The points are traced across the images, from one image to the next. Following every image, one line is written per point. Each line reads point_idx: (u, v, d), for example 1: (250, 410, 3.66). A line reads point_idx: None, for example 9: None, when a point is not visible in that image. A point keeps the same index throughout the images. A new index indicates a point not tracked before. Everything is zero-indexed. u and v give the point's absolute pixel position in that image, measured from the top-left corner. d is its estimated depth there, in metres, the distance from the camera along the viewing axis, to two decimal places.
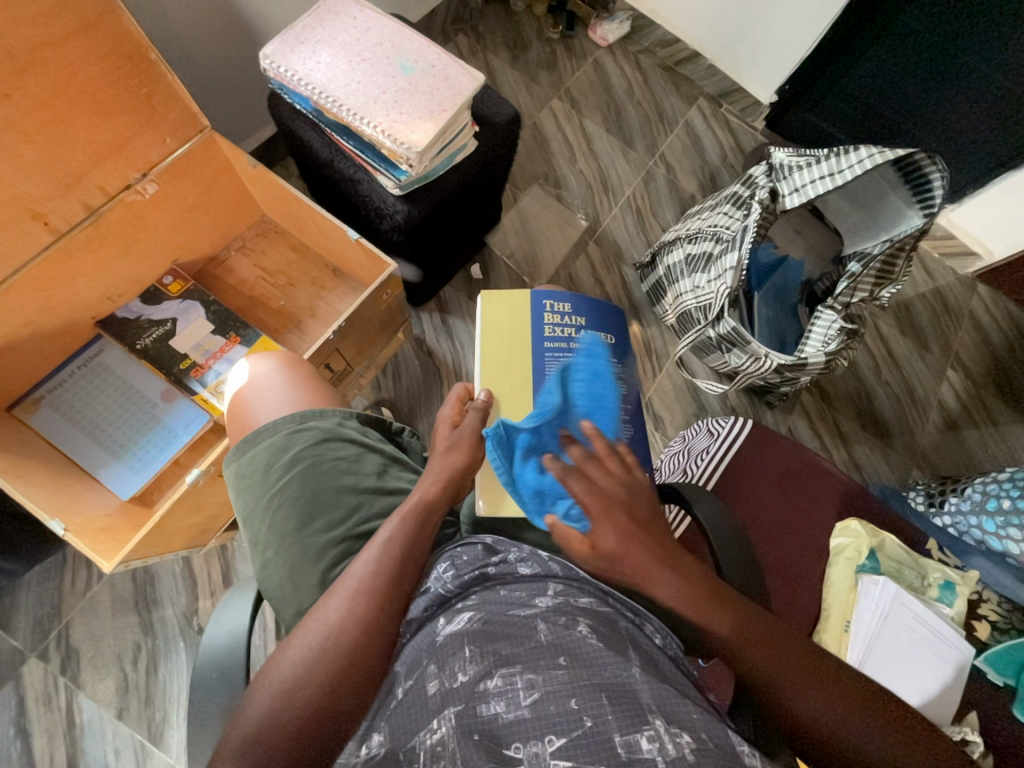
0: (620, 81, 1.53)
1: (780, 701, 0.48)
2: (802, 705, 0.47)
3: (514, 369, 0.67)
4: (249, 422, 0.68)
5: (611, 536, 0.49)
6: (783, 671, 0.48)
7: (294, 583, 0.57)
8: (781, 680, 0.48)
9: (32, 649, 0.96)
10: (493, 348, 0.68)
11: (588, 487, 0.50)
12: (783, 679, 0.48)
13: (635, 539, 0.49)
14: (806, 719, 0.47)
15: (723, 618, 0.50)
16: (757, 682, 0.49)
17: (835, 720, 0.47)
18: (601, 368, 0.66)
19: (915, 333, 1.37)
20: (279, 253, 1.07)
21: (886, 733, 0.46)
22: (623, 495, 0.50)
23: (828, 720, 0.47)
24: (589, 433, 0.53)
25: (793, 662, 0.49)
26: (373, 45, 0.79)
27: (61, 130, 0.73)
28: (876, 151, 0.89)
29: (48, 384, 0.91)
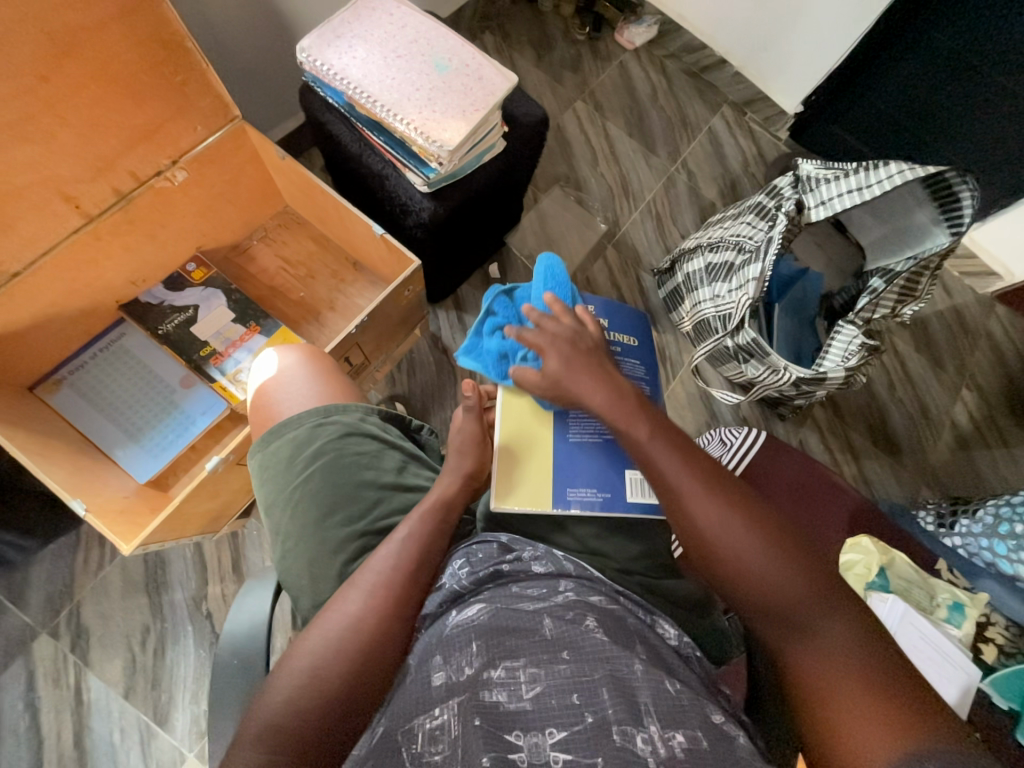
0: (645, 86, 1.53)
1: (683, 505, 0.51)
2: (703, 515, 0.50)
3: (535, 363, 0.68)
4: (271, 413, 0.68)
5: (553, 360, 0.59)
6: (692, 482, 0.52)
7: (312, 574, 0.57)
8: (686, 483, 0.52)
9: (43, 626, 0.97)
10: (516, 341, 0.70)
11: (538, 332, 0.61)
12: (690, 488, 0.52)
13: (576, 366, 0.58)
14: (702, 527, 0.50)
15: (643, 425, 0.55)
16: (664, 487, 0.53)
17: (728, 534, 0.49)
18: (558, 270, 0.70)
19: (931, 351, 1.36)
20: (300, 245, 1.07)
21: (776, 557, 0.48)
22: (566, 337, 0.60)
23: (723, 532, 0.49)
24: (546, 299, 0.63)
25: (702, 476, 0.52)
26: (408, 42, 0.79)
27: (96, 114, 0.74)
28: (907, 167, 0.88)
29: (70, 364, 0.92)
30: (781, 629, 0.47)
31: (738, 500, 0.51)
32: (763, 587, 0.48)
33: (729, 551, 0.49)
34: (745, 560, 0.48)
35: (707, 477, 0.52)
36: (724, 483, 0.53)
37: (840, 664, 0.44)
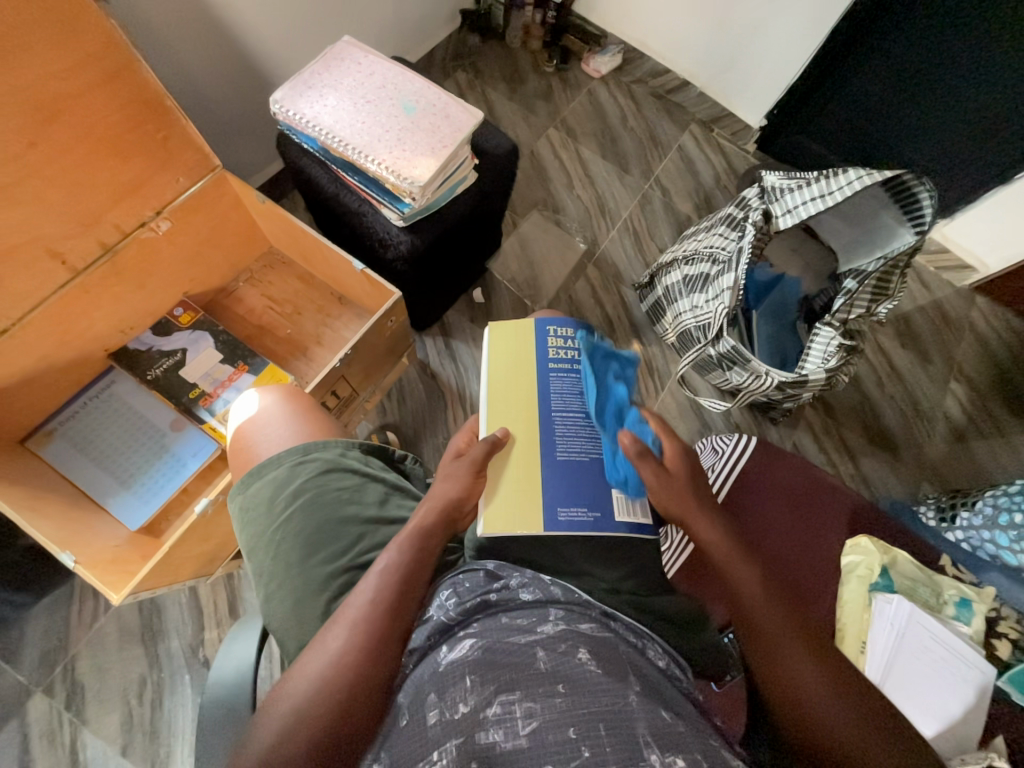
0: (614, 110, 1.59)
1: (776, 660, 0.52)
2: (794, 667, 0.51)
3: (518, 390, 0.66)
4: (252, 453, 0.69)
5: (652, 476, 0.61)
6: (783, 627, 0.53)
7: (299, 612, 0.57)
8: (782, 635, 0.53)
9: (37, 684, 0.95)
10: (498, 366, 0.67)
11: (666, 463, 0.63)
12: (786, 634, 0.53)
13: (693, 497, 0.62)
14: (795, 684, 0.51)
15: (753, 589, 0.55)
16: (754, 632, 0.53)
17: (817, 691, 0.50)
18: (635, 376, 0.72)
19: (916, 346, 1.37)
20: (286, 283, 1.10)
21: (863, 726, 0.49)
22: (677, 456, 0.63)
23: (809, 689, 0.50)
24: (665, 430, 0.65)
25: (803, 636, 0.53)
26: (376, 88, 0.83)
27: (81, 174, 0.77)
28: (864, 173, 0.91)
29: (61, 415, 0.93)
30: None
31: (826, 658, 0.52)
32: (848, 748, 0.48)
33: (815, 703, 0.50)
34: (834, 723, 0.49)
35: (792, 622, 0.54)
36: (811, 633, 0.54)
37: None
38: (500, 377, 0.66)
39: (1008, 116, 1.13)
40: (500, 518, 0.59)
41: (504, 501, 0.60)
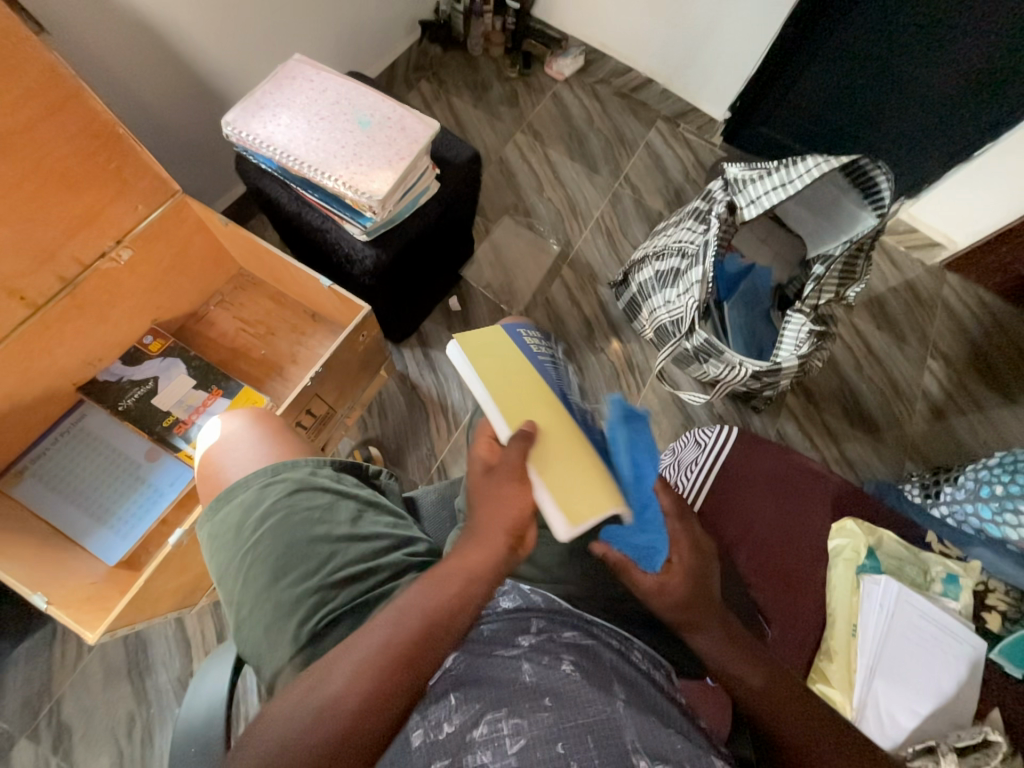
0: (580, 111, 1.60)
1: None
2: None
3: (525, 384, 0.55)
4: (222, 480, 0.68)
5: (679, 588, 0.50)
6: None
7: (270, 639, 0.56)
8: None
9: (22, 730, 0.92)
10: (492, 371, 0.55)
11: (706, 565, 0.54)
12: None
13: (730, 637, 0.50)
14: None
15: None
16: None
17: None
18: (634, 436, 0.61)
19: (891, 326, 1.39)
20: (257, 304, 1.09)
21: None
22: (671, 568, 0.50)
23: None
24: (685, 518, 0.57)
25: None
26: (330, 104, 0.83)
27: (34, 208, 0.76)
28: (822, 160, 0.92)
29: (30, 453, 0.91)
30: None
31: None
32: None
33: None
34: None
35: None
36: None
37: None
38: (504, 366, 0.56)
39: (962, 95, 1.15)
40: (575, 515, 0.48)
41: (575, 491, 0.49)
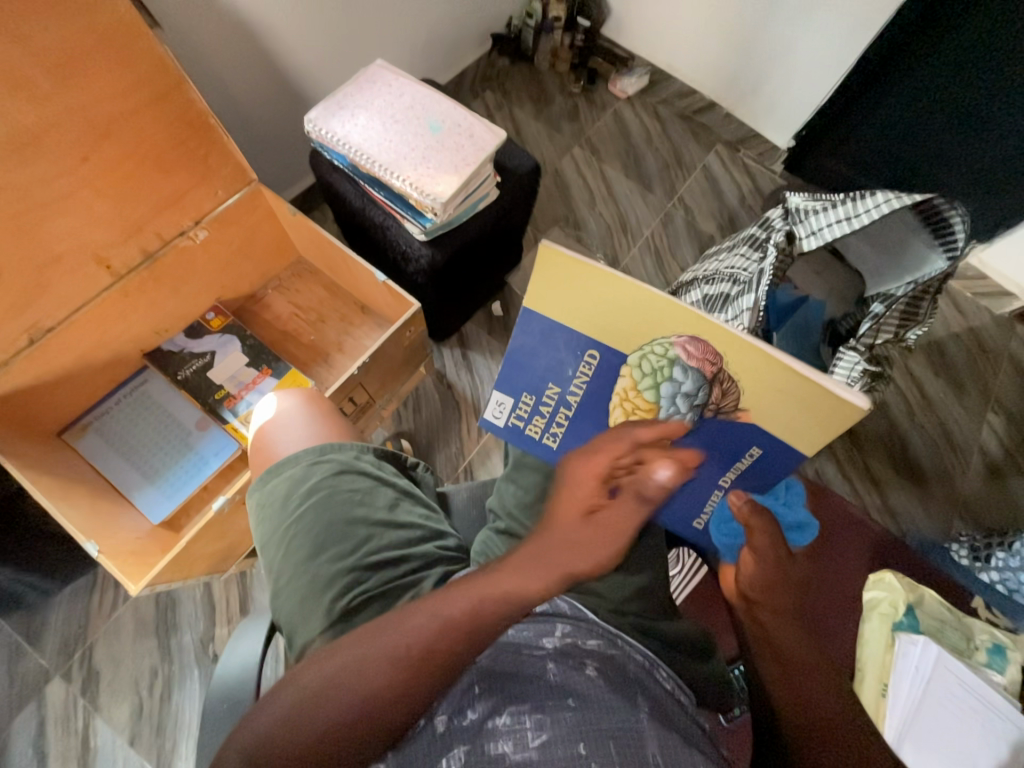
0: (639, 130, 1.60)
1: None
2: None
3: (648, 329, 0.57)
4: (269, 454, 0.71)
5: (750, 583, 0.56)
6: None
7: (303, 610, 0.58)
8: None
9: (56, 669, 0.98)
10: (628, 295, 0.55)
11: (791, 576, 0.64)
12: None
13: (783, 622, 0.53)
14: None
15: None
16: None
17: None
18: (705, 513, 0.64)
19: (950, 374, 1.32)
20: (312, 292, 1.14)
21: None
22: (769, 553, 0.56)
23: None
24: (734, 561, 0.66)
25: None
26: (404, 108, 0.87)
27: (128, 186, 0.82)
28: (892, 196, 0.89)
29: (95, 411, 0.98)
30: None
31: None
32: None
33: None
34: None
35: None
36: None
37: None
38: (652, 321, 0.56)
39: None
40: (802, 439, 0.56)
41: (808, 410, 0.54)
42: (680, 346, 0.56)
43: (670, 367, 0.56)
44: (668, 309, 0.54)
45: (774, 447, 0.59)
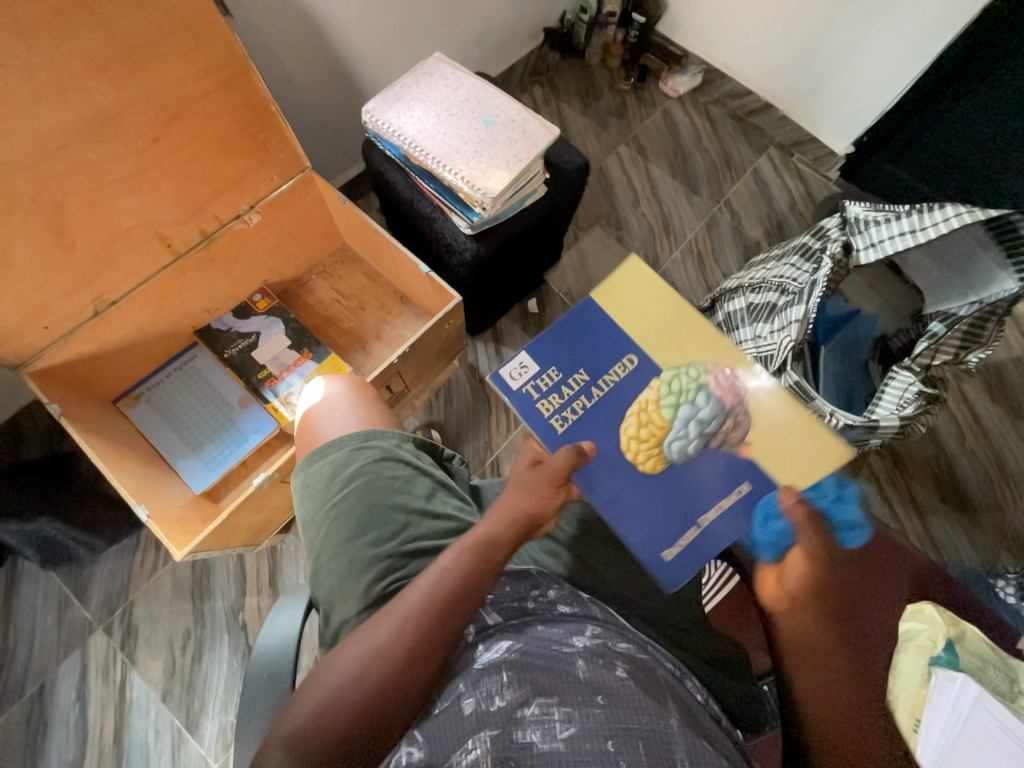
0: (688, 130, 1.56)
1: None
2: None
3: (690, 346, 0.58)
4: (313, 437, 0.73)
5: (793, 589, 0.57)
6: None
7: (341, 589, 0.60)
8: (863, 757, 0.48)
9: (99, 622, 1.04)
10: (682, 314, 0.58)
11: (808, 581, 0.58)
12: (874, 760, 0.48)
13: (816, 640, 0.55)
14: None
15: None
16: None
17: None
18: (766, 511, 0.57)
19: (1008, 401, 1.24)
20: (354, 279, 1.16)
21: None
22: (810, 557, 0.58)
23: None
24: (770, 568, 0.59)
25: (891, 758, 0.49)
26: (460, 101, 0.87)
27: (192, 168, 0.85)
28: (963, 210, 0.85)
29: (148, 382, 1.03)
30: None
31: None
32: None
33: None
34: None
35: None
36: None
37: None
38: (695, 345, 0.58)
39: None
40: (800, 476, 0.56)
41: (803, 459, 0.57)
42: (710, 377, 0.57)
43: (697, 392, 0.57)
44: (700, 333, 0.58)
45: (761, 486, 0.57)
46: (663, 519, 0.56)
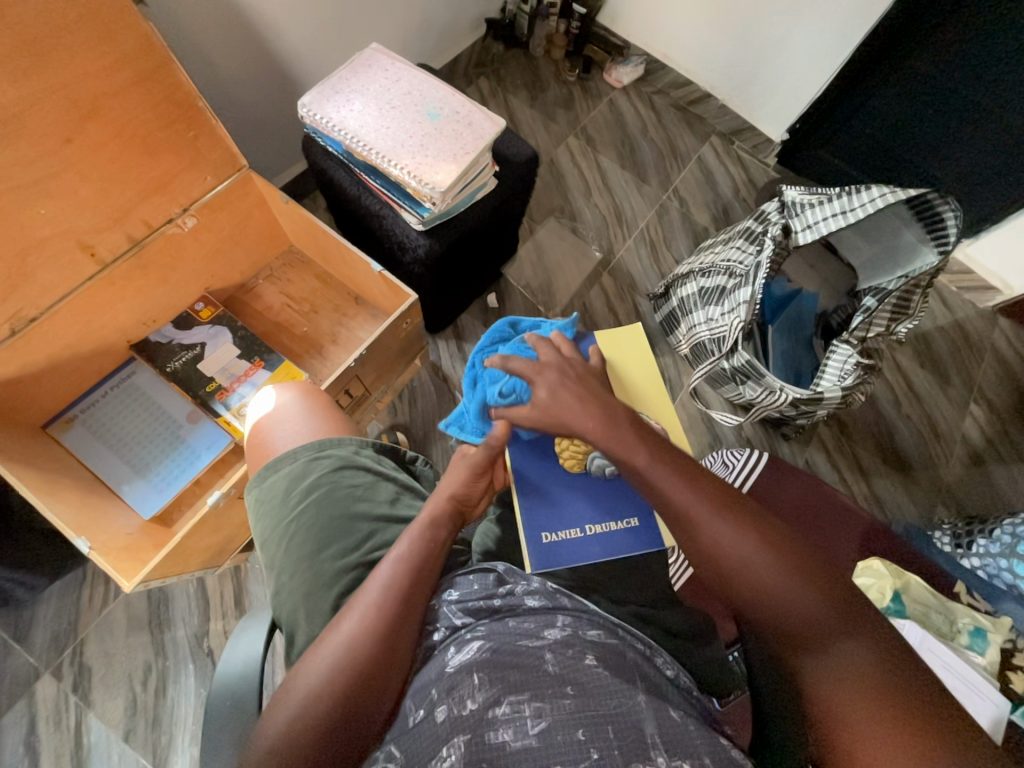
0: (634, 120, 1.59)
1: (688, 531, 0.52)
2: (709, 535, 0.50)
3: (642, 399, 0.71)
4: (267, 449, 0.70)
5: (542, 390, 0.59)
6: (687, 495, 0.52)
7: (307, 607, 0.58)
8: (700, 509, 0.51)
9: (46, 666, 0.97)
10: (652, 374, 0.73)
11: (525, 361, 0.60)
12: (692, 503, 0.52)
13: (565, 392, 0.58)
14: (710, 547, 0.50)
15: (643, 450, 0.54)
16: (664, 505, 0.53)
17: (732, 551, 0.49)
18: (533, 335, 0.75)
19: (935, 366, 1.35)
20: (304, 282, 1.11)
21: (784, 569, 0.48)
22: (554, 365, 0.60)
23: (753, 576, 0.48)
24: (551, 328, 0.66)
25: (714, 499, 0.52)
26: (402, 93, 0.85)
27: (114, 169, 0.79)
28: (888, 190, 0.90)
29: (82, 403, 0.95)
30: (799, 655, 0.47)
31: (759, 531, 0.50)
32: (775, 606, 0.47)
33: (742, 580, 0.49)
34: (758, 583, 0.48)
35: (695, 480, 0.53)
36: (722, 492, 0.53)
37: (855, 709, 0.43)
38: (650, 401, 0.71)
39: None
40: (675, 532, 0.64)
41: None
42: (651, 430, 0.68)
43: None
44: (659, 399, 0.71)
45: (650, 527, 0.64)
46: (562, 516, 0.64)
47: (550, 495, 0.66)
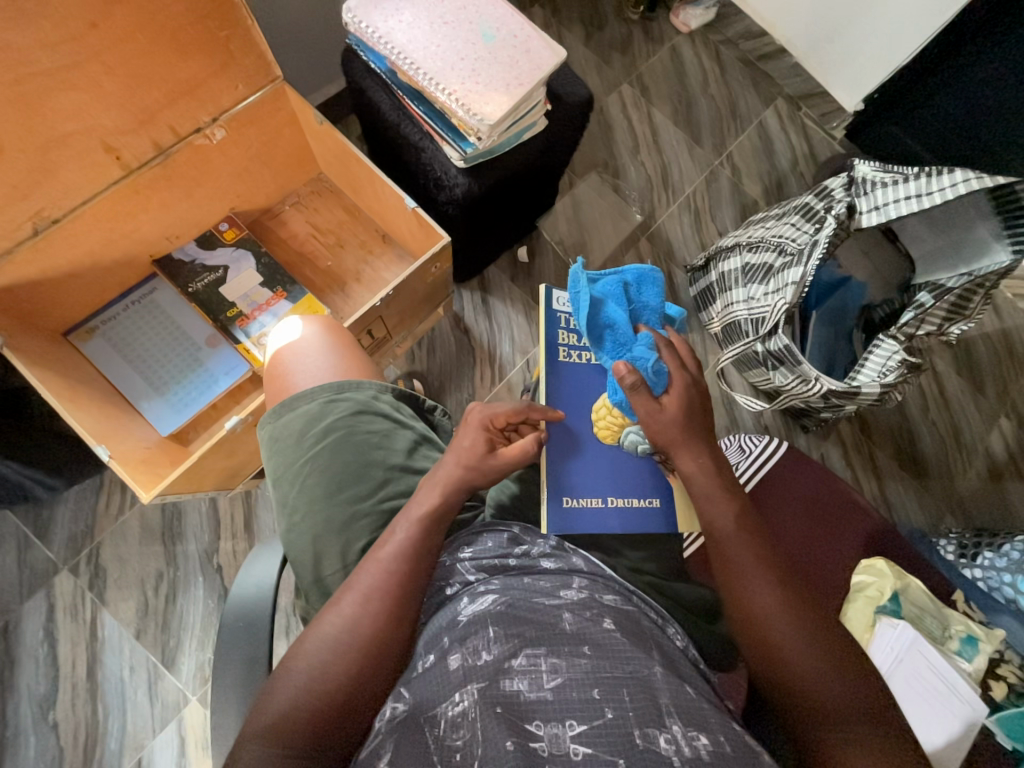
0: (696, 72, 1.46)
1: (745, 602, 0.51)
2: (756, 595, 0.51)
3: None
4: (286, 383, 0.69)
5: (676, 406, 0.55)
6: (751, 557, 0.52)
7: (317, 548, 0.59)
8: (750, 563, 0.52)
9: (64, 563, 1.01)
10: None
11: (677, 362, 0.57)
12: (743, 556, 0.53)
13: (688, 427, 0.55)
14: (749, 597, 0.51)
15: (721, 505, 0.54)
16: (722, 557, 0.54)
17: (783, 622, 0.50)
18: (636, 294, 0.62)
19: (972, 374, 1.29)
20: (331, 213, 1.06)
21: (812, 640, 0.49)
22: (694, 382, 0.57)
23: (785, 636, 0.49)
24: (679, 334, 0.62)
25: (767, 562, 0.52)
26: (455, 8, 0.77)
27: (141, 65, 0.74)
28: (973, 176, 0.82)
29: (103, 315, 0.94)
30: (823, 734, 0.47)
31: (800, 600, 0.51)
32: (813, 682, 0.48)
33: (794, 666, 0.49)
34: (798, 658, 0.49)
35: (762, 545, 0.53)
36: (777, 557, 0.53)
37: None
38: None
39: None
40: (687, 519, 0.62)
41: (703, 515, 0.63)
42: None
43: None
44: None
45: (667, 508, 0.63)
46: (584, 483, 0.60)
47: (571, 460, 0.61)
